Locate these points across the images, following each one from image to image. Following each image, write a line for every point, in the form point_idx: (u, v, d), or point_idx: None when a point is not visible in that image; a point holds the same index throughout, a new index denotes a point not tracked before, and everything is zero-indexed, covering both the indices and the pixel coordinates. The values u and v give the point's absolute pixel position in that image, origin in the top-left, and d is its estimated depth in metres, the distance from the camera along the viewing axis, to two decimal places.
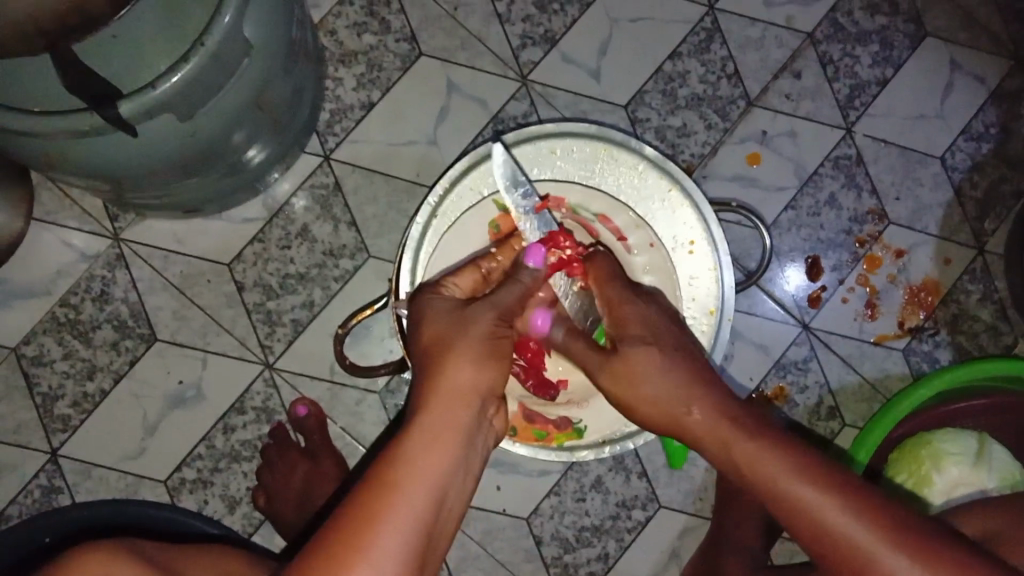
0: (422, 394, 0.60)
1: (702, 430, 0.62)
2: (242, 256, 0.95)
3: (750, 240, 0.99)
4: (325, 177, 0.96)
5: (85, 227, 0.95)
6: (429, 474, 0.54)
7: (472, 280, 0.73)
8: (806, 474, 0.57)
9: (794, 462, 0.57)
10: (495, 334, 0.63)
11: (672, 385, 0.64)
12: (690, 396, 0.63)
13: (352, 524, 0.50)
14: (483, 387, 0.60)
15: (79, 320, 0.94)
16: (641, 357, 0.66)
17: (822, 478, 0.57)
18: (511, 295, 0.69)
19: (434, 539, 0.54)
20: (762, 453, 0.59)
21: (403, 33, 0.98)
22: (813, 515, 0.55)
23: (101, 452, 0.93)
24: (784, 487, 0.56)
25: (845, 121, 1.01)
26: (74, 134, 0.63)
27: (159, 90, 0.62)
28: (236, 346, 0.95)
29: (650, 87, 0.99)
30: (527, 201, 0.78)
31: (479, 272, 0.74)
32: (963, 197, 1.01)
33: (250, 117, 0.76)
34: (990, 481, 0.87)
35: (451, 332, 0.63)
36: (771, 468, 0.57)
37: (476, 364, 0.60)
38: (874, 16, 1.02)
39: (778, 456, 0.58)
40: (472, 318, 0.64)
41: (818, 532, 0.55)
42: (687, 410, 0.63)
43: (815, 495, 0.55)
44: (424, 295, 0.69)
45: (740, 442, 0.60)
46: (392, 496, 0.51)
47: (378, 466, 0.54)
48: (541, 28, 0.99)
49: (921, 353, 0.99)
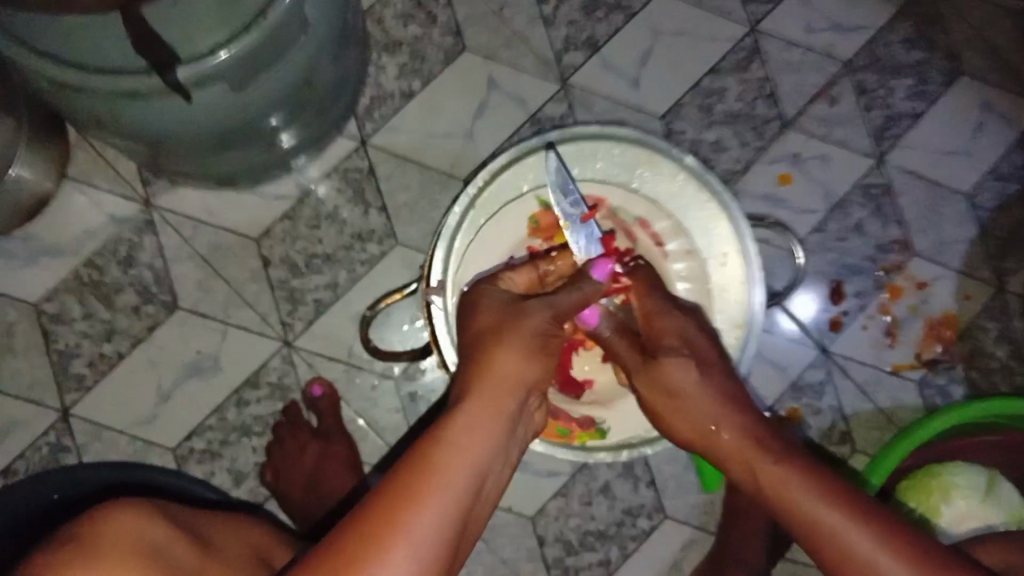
0: (468, 382, 0.60)
1: (734, 451, 0.67)
2: (270, 232, 0.96)
3: (775, 259, 0.99)
4: (359, 162, 0.97)
5: (118, 190, 0.95)
6: (472, 458, 0.53)
7: (527, 280, 0.74)
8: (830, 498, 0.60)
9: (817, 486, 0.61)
10: (546, 331, 0.64)
11: (709, 405, 0.69)
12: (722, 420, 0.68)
13: (396, 497, 0.49)
14: (527, 379, 0.61)
15: (103, 282, 0.94)
16: (684, 376, 0.70)
17: (847, 501, 0.59)
18: (571, 298, 0.68)
19: (470, 521, 0.53)
20: (790, 478, 0.62)
21: (448, 27, 0.99)
22: (833, 536, 0.58)
23: (113, 415, 0.93)
24: (807, 511, 0.60)
25: (876, 150, 1.02)
26: (129, 96, 0.63)
27: (219, 59, 0.62)
28: (257, 321, 0.95)
29: (688, 101, 1.00)
30: (574, 207, 0.79)
31: (535, 272, 0.75)
32: (988, 235, 1.02)
33: (297, 96, 0.77)
34: (996, 516, 0.88)
35: (505, 323, 0.63)
36: (799, 494, 0.61)
37: (523, 358, 0.61)
38: (912, 50, 1.03)
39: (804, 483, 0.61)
40: (526, 312, 0.64)
41: (838, 553, 0.57)
42: (721, 431, 0.68)
43: (837, 517, 0.58)
44: (480, 286, 0.70)
45: (767, 467, 0.64)
46: (437, 474, 0.51)
47: (420, 446, 0.53)
48: (585, 34, 1.00)
49: (936, 387, 0.99)
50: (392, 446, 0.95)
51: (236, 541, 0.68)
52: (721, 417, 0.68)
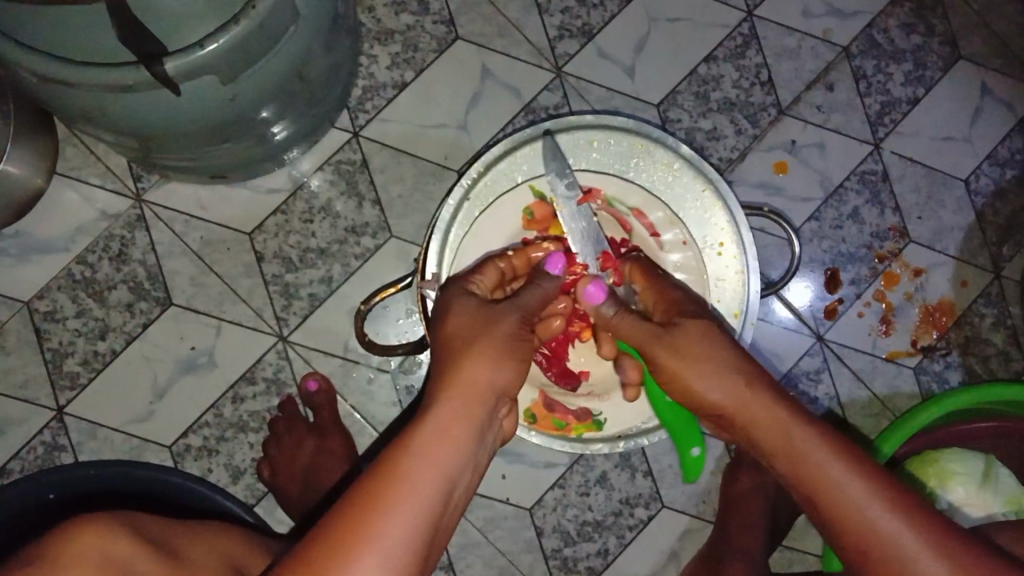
0: (440, 386, 0.59)
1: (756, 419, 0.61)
2: (263, 226, 0.95)
3: (772, 248, 0.99)
4: (352, 154, 0.96)
5: (108, 185, 0.94)
6: (443, 466, 0.52)
7: (495, 276, 0.75)
8: (849, 472, 0.56)
9: (837, 455, 0.57)
10: (518, 334, 0.64)
11: (714, 375, 0.63)
12: (735, 389, 0.62)
13: (362, 512, 0.48)
14: (500, 384, 0.60)
15: (94, 278, 0.93)
16: (696, 342, 0.65)
17: (865, 477, 0.56)
18: (535, 297, 0.70)
19: (441, 529, 0.53)
20: (809, 445, 0.58)
21: (441, 15, 0.98)
22: (846, 514, 0.55)
23: (108, 413, 0.93)
24: (829, 484, 0.56)
25: (873, 136, 1.01)
26: (117, 88, 0.62)
27: (208, 50, 0.61)
28: (251, 316, 0.94)
29: (684, 88, 0.99)
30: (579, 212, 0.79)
31: (499, 270, 0.76)
32: (985, 221, 1.01)
33: (289, 86, 0.75)
34: (994, 503, 0.88)
35: (476, 330, 0.63)
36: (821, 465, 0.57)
37: (495, 362, 0.60)
38: (910, 35, 1.02)
39: (823, 453, 0.58)
40: (498, 319, 0.64)
41: (850, 531, 0.55)
42: (736, 400, 0.62)
43: (853, 492, 0.55)
44: (452, 291, 0.69)
45: (784, 435, 0.60)
46: (405, 486, 0.50)
47: (386, 456, 0.52)
48: (579, 21, 0.99)
49: (932, 373, 0.99)
50: (389, 440, 0.95)
51: (215, 551, 0.66)
52: (737, 384, 0.62)
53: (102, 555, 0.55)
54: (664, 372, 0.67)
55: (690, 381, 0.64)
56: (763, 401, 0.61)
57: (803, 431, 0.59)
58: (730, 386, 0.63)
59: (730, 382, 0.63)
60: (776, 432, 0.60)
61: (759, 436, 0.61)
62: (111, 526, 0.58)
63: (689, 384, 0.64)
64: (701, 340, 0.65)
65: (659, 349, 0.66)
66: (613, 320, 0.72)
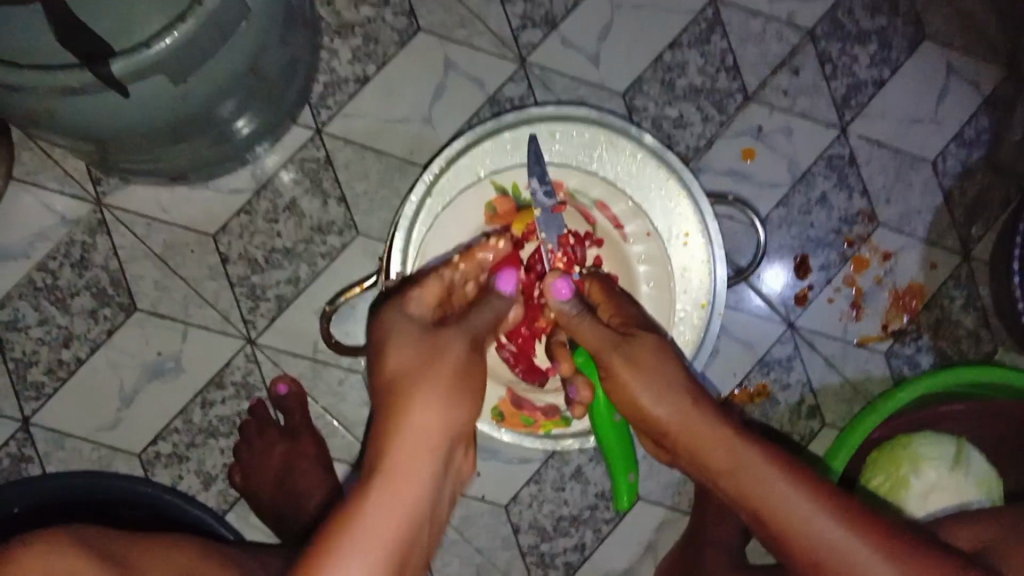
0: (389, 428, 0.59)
1: (706, 442, 0.62)
2: (227, 228, 0.94)
3: (741, 235, 0.98)
4: (316, 152, 0.94)
5: (66, 190, 0.92)
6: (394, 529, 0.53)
7: (436, 294, 0.71)
8: (792, 485, 0.59)
9: (784, 472, 0.59)
10: (467, 363, 0.63)
11: (669, 394, 0.64)
12: (683, 409, 0.63)
13: None
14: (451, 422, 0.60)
15: (56, 286, 0.92)
16: (651, 358, 0.65)
17: (823, 495, 0.58)
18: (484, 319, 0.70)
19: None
20: (754, 464, 0.60)
21: (402, 7, 0.96)
22: (791, 526, 0.58)
23: (76, 422, 0.92)
24: (772, 499, 0.59)
25: (840, 120, 1.01)
26: (62, 91, 0.61)
27: (153, 51, 0.59)
28: (218, 320, 0.93)
29: (649, 77, 0.99)
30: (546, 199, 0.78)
31: (443, 283, 0.73)
32: (952, 202, 1.01)
33: (244, 85, 0.74)
34: (967, 485, 0.88)
35: (424, 358, 0.62)
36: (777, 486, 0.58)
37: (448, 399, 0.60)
38: (874, 15, 1.02)
39: (770, 465, 0.60)
40: (445, 344, 0.64)
41: (802, 545, 0.57)
42: (685, 424, 0.63)
43: (801, 506, 0.57)
44: (389, 316, 0.67)
45: (731, 453, 0.61)
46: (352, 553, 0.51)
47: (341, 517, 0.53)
48: (542, 10, 0.98)
49: (903, 357, 1.00)
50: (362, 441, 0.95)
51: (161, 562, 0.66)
52: (687, 404, 0.63)
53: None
54: (610, 380, 0.67)
55: (637, 392, 0.64)
56: (704, 425, 0.62)
57: (744, 447, 0.61)
58: (674, 404, 0.63)
59: (677, 401, 0.63)
60: (723, 454, 0.61)
61: (705, 455, 0.62)
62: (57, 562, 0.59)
63: (635, 396, 0.64)
64: (654, 359, 0.65)
65: (615, 354, 0.66)
66: (575, 320, 0.70)
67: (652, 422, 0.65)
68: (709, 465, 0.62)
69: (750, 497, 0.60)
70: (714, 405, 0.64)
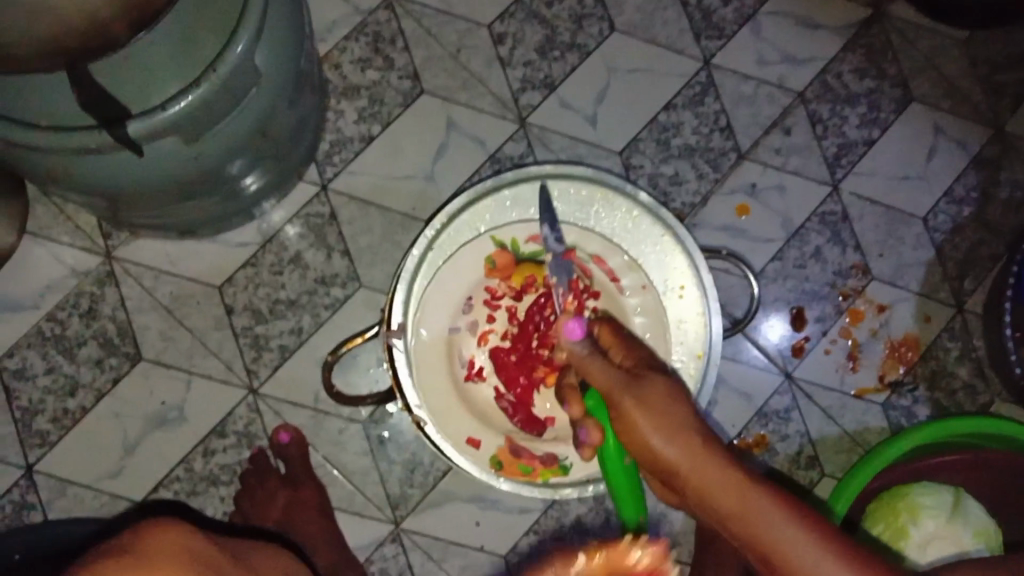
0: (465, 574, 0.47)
1: (714, 486, 0.60)
2: (233, 279, 0.96)
3: (736, 288, 1.00)
4: (321, 207, 0.97)
5: (78, 243, 0.95)
6: None
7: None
8: (804, 527, 0.58)
9: (799, 519, 0.58)
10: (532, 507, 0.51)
11: (680, 436, 0.62)
12: (692, 450, 0.62)
13: None
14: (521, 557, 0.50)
15: (64, 336, 0.94)
16: (661, 399, 0.65)
17: (838, 547, 0.57)
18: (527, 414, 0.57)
19: None
20: (767, 509, 0.58)
21: (406, 71, 1.00)
22: (805, 570, 0.56)
23: (79, 471, 0.92)
24: (783, 537, 0.57)
25: (831, 177, 1.04)
26: (79, 151, 0.63)
27: (169, 111, 0.62)
28: (221, 370, 0.95)
29: (645, 136, 1.02)
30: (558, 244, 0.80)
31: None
32: (944, 256, 1.03)
33: (254, 143, 0.77)
34: (964, 534, 0.88)
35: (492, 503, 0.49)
36: (789, 532, 0.57)
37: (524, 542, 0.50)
38: (862, 78, 1.06)
39: (785, 512, 0.58)
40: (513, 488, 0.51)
41: None
42: (695, 464, 0.61)
43: (814, 554, 0.56)
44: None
45: (740, 496, 0.59)
46: None
47: None
48: (541, 73, 1.02)
49: (900, 408, 1.00)
50: (361, 489, 0.95)
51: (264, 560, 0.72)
52: (696, 445, 0.62)
53: (180, 543, 0.57)
54: (621, 421, 0.66)
55: (647, 433, 0.63)
56: (715, 468, 0.60)
57: (757, 493, 0.59)
58: (685, 445, 0.62)
59: (688, 443, 0.62)
60: (734, 498, 0.59)
61: (715, 499, 0.60)
62: (177, 557, 0.54)
63: (644, 435, 0.63)
64: (665, 400, 0.65)
65: (625, 395, 0.65)
66: (586, 360, 0.70)
67: (660, 463, 0.63)
68: (719, 511, 0.60)
69: (761, 543, 0.58)
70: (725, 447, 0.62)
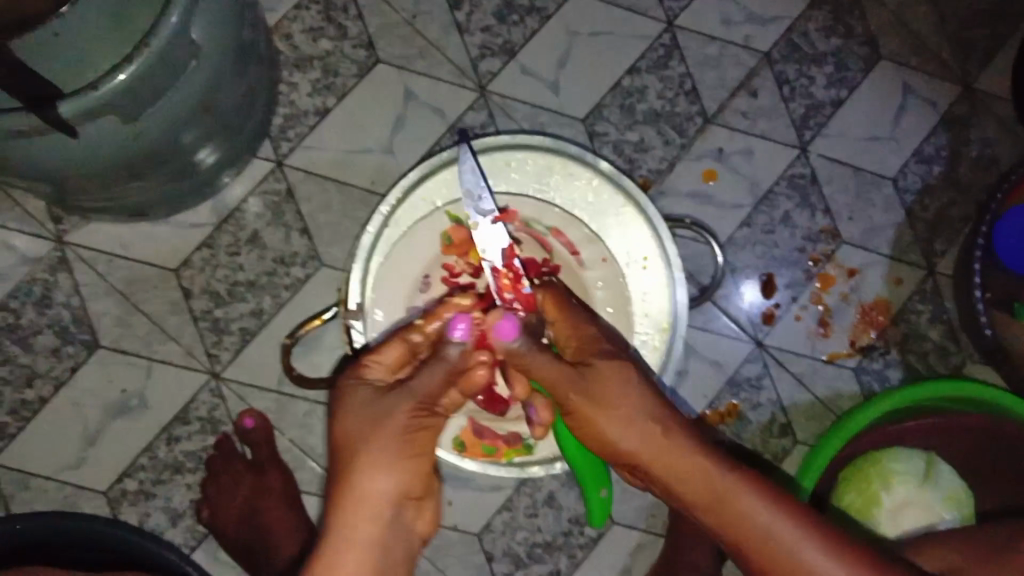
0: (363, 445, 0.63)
1: (678, 469, 0.64)
2: (189, 262, 0.93)
3: (704, 257, 0.99)
4: (277, 184, 0.95)
5: (26, 229, 0.92)
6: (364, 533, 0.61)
7: (396, 356, 0.68)
8: (762, 502, 0.64)
9: (757, 492, 0.64)
10: (413, 420, 0.63)
11: (640, 422, 0.65)
12: (654, 436, 0.65)
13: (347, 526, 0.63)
14: (404, 442, 0.63)
15: (17, 325, 0.91)
16: (615, 390, 0.65)
17: (793, 513, 0.64)
18: (434, 376, 0.65)
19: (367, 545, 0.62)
20: (728, 485, 0.64)
21: (360, 40, 0.97)
22: (764, 539, 0.63)
23: (41, 462, 0.91)
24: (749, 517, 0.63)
25: (800, 140, 1.02)
26: (13, 135, 0.61)
27: (101, 91, 0.59)
28: (182, 355, 0.93)
29: (609, 102, 0.99)
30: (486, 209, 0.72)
31: (405, 344, 0.69)
32: (914, 218, 1.02)
33: (200, 119, 0.74)
34: (936, 500, 0.89)
35: (376, 412, 0.63)
36: (750, 504, 0.63)
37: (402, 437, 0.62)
38: (829, 37, 1.03)
39: (744, 487, 0.64)
40: (387, 412, 0.63)
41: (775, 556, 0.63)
42: (658, 451, 0.65)
43: (772, 521, 0.63)
44: (345, 380, 0.66)
45: (701, 477, 0.64)
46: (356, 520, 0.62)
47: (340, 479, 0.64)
48: (501, 39, 0.99)
49: (873, 372, 1.00)
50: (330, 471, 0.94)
51: None
52: (657, 432, 0.65)
53: None
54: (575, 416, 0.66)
55: (605, 424, 0.65)
56: (679, 450, 0.65)
57: (717, 472, 0.64)
58: (645, 434, 0.65)
59: (648, 431, 0.65)
60: (696, 478, 0.64)
61: (676, 479, 0.65)
62: None
63: (603, 427, 0.65)
64: (619, 384, 0.66)
65: (575, 397, 0.65)
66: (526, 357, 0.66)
67: (620, 450, 0.66)
68: (678, 488, 0.65)
69: (722, 518, 0.64)
70: (684, 428, 0.66)
